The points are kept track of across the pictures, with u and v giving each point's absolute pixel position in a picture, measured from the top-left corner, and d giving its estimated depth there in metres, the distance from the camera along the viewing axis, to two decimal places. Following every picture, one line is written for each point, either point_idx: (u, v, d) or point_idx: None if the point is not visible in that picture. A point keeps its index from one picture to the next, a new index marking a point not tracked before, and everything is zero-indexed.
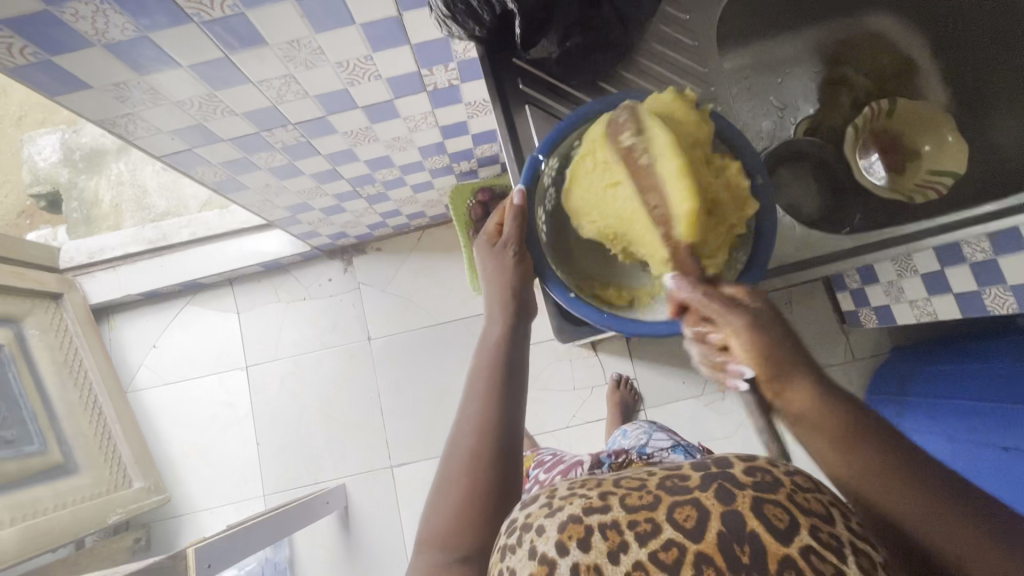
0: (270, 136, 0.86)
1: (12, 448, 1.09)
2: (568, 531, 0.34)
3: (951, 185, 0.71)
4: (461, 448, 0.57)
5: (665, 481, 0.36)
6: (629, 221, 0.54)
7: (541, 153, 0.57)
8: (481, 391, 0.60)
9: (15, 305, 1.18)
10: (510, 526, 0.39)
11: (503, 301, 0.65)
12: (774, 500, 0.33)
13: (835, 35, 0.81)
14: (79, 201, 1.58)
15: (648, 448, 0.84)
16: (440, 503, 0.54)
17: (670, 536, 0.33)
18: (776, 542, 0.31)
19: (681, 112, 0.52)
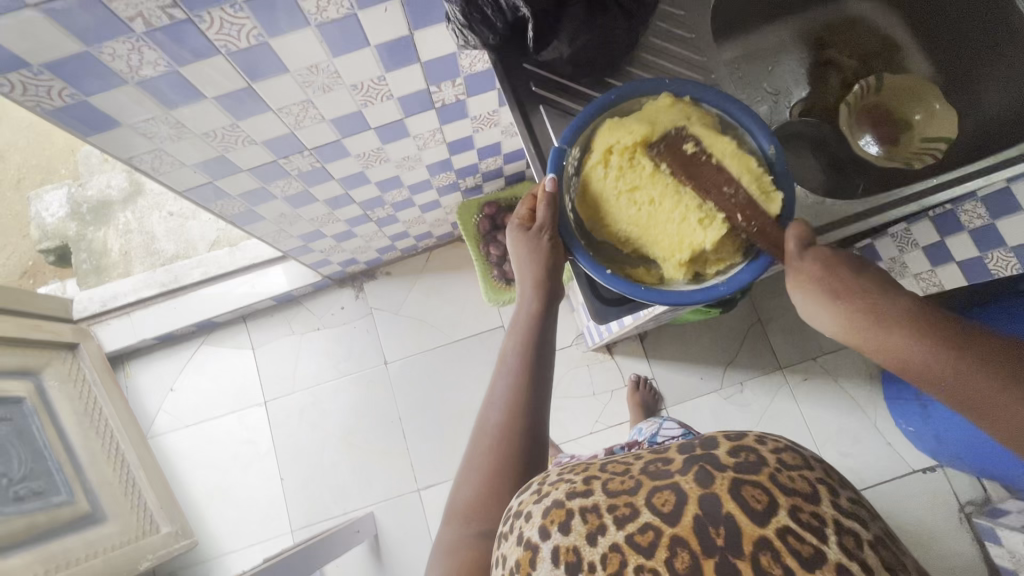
0: (286, 163, 0.89)
1: (40, 499, 1.07)
2: (552, 516, 0.42)
3: (947, 149, 0.75)
4: (489, 424, 0.63)
5: (649, 469, 0.44)
6: (646, 225, 0.60)
7: (565, 141, 0.60)
8: (511, 385, 0.65)
9: (36, 357, 1.18)
10: (506, 516, 0.47)
11: (534, 289, 0.68)
12: (752, 483, 0.40)
13: (818, 22, 0.86)
14: (88, 252, 1.59)
15: (660, 437, 0.89)
16: (469, 470, 0.61)
17: (648, 520, 0.40)
18: (752, 522, 0.38)
19: (688, 113, 0.59)
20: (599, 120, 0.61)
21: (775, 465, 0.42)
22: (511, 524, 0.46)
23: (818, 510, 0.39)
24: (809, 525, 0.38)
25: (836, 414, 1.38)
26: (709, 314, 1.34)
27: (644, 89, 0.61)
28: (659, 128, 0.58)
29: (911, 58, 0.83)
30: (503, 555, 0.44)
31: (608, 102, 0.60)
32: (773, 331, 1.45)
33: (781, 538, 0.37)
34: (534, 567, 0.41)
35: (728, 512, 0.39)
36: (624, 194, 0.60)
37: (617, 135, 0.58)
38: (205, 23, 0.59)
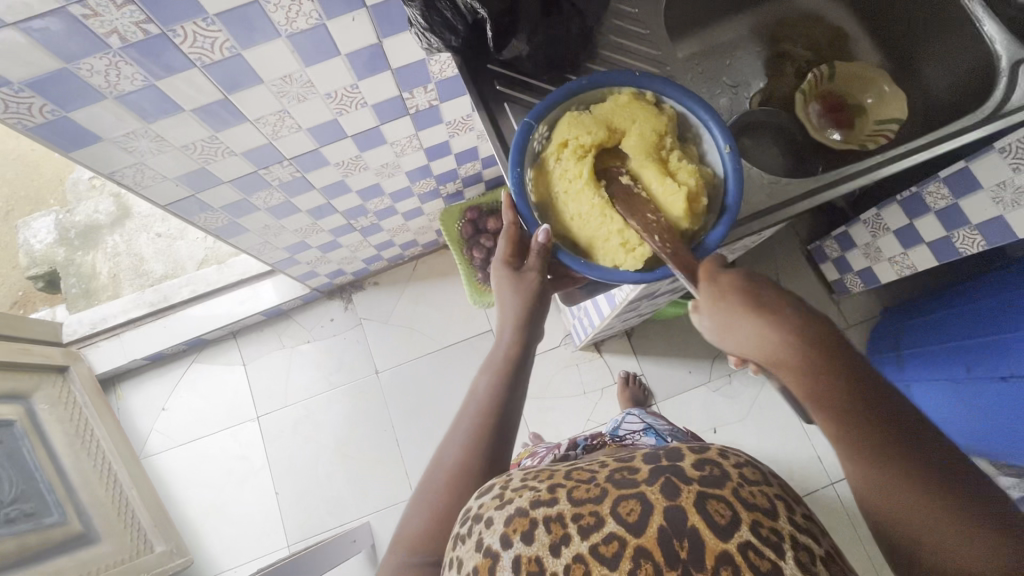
0: (267, 173, 0.91)
1: (32, 521, 1.07)
2: (515, 524, 0.40)
3: (897, 129, 0.79)
4: (448, 461, 0.60)
5: (615, 477, 0.43)
6: (584, 222, 0.61)
7: (531, 118, 0.60)
8: (478, 419, 0.63)
9: (28, 380, 1.19)
10: (466, 516, 0.46)
11: (514, 327, 0.68)
12: (717, 496, 0.39)
13: (772, 16, 0.89)
14: (77, 276, 1.60)
15: (622, 432, 0.92)
16: (422, 504, 0.57)
17: (612, 529, 0.38)
18: (716, 537, 0.37)
19: (638, 112, 0.61)
20: (561, 110, 0.62)
21: (738, 480, 0.42)
22: (471, 527, 0.44)
23: (776, 525, 0.38)
24: (767, 539, 0.37)
25: None
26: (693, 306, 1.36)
27: (606, 82, 0.62)
28: (613, 128, 0.61)
29: (860, 46, 0.88)
30: (459, 559, 0.42)
31: (573, 90, 0.61)
32: None
33: (742, 553, 0.36)
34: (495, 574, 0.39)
35: (692, 525, 0.38)
36: (575, 185, 0.61)
37: (573, 127, 0.61)
38: (179, 37, 0.62)
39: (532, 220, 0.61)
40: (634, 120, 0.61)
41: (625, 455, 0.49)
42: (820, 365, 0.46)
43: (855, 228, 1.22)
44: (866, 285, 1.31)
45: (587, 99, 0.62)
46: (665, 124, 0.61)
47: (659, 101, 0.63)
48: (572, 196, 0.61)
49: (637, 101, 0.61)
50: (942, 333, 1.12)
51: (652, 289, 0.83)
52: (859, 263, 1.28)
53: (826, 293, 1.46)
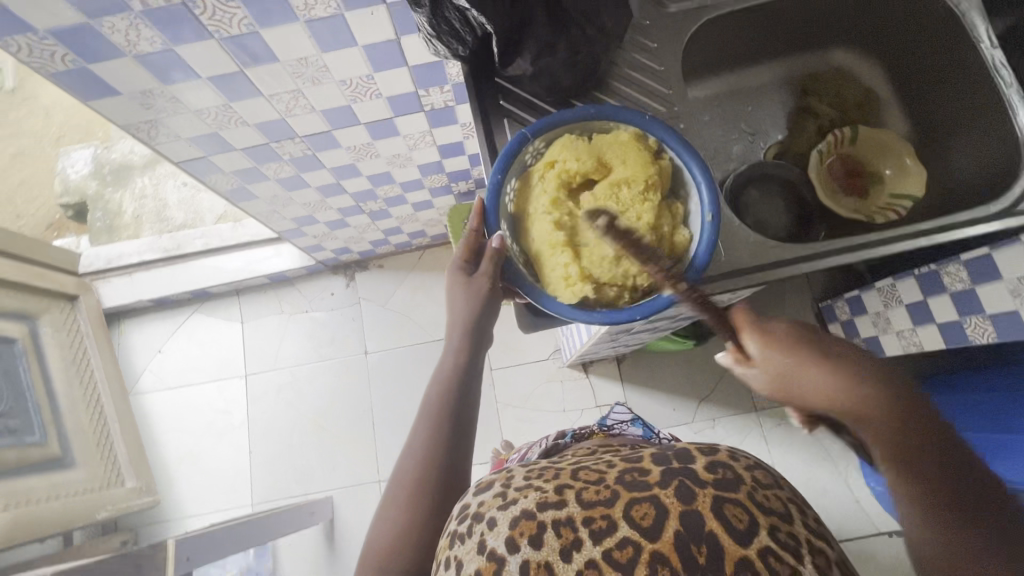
0: (279, 147, 0.93)
1: (13, 437, 1.12)
2: (522, 527, 0.41)
3: (911, 207, 0.77)
4: (408, 471, 0.62)
5: (626, 479, 0.43)
6: (546, 240, 0.61)
7: (528, 129, 0.60)
8: (432, 429, 0.64)
9: (34, 303, 1.26)
10: (462, 512, 0.46)
11: (462, 332, 0.69)
12: (734, 501, 0.39)
13: (805, 68, 0.87)
14: (104, 211, 1.66)
15: (611, 420, 0.92)
16: (385, 520, 0.59)
17: (626, 535, 0.39)
18: (734, 541, 0.38)
19: (636, 154, 0.60)
20: (557, 130, 0.61)
21: (752, 483, 0.42)
22: (470, 526, 0.44)
23: (792, 529, 0.39)
24: (785, 543, 0.38)
25: (806, 463, 1.36)
26: (685, 344, 1.34)
27: (615, 114, 0.61)
28: (604, 162, 0.61)
29: (890, 113, 0.85)
30: (456, 558, 0.42)
31: (577, 114, 0.61)
32: None
33: (761, 559, 0.37)
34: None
35: (710, 530, 0.38)
36: (551, 204, 0.61)
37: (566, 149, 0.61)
38: (198, 8, 0.63)
39: (493, 218, 0.60)
40: (629, 158, 0.60)
41: (633, 452, 0.49)
42: (881, 408, 0.49)
43: (867, 295, 1.17)
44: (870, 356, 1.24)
45: (590, 126, 0.62)
46: (658, 174, 0.60)
47: (660, 149, 0.61)
48: (545, 213, 0.61)
49: (638, 143, 0.60)
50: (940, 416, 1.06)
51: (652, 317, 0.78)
52: (868, 331, 1.20)
53: None
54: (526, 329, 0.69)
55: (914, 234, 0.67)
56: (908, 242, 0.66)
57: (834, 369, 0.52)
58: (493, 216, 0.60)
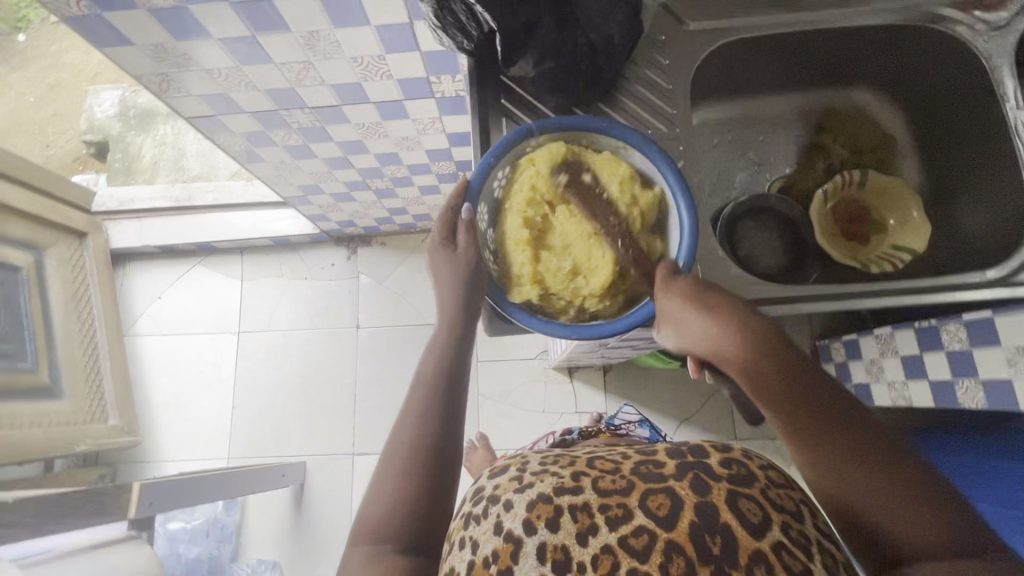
0: (288, 115, 0.94)
1: (6, 361, 1.19)
2: (539, 510, 0.39)
3: (908, 261, 0.75)
4: (403, 436, 0.54)
5: (641, 469, 0.41)
6: (513, 231, 0.61)
7: (534, 123, 0.59)
8: (424, 390, 0.56)
9: (43, 233, 1.30)
10: (476, 495, 0.43)
11: (456, 292, 0.61)
12: (748, 497, 0.39)
13: (824, 104, 0.87)
14: (124, 152, 1.69)
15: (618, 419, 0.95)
16: (378, 494, 0.51)
17: (642, 523, 0.37)
18: (749, 534, 0.37)
19: (627, 185, 0.60)
20: (558, 134, 0.61)
21: (765, 481, 0.41)
22: (486, 508, 0.41)
23: (803, 529, 0.39)
24: (797, 541, 0.37)
25: None
26: (671, 364, 1.33)
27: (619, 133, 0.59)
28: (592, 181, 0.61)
29: (904, 163, 0.85)
30: (473, 539, 0.40)
31: (583, 122, 0.60)
32: None
33: (775, 553, 0.36)
34: (516, 561, 0.37)
35: (724, 523, 0.37)
36: (528, 203, 0.60)
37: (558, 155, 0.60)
38: None
39: (472, 198, 0.59)
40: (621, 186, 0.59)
41: (647, 445, 0.47)
42: (768, 350, 0.50)
43: (864, 340, 1.12)
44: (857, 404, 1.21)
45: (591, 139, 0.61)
46: (641, 209, 0.60)
47: (653, 183, 0.61)
48: (522, 207, 0.60)
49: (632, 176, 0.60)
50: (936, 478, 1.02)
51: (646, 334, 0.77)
52: (860, 376, 1.16)
53: None
54: (492, 330, 0.69)
55: (916, 289, 0.66)
56: (906, 294, 0.66)
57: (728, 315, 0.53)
58: (473, 197, 0.59)
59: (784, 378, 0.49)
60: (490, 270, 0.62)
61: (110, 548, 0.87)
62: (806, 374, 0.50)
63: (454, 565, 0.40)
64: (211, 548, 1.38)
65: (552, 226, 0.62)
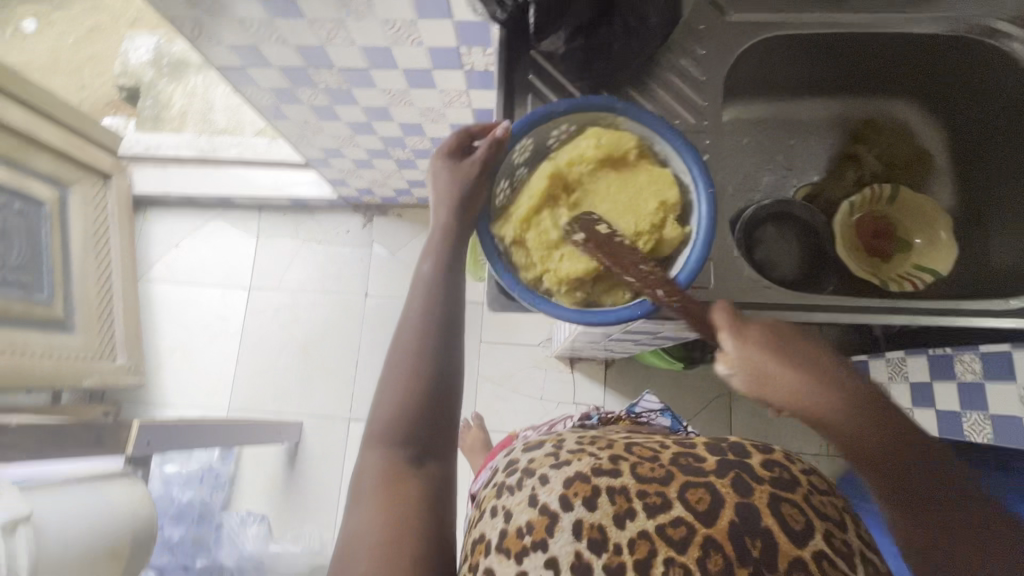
0: (315, 74, 0.94)
1: (22, 291, 1.22)
2: (576, 488, 0.44)
3: (929, 282, 0.74)
4: (400, 362, 0.55)
5: (680, 461, 0.46)
6: (547, 172, 0.56)
7: (621, 101, 0.54)
8: (419, 317, 0.56)
9: (69, 170, 1.32)
10: (513, 468, 0.49)
11: (449, 216, 0.57)
12: (791, 501, 0.43)
13: (861, 113, 0.85)
14: (154, 100, 1.70)
15: (637, 408, 0.87)
16: (381, 413, 0.54)
17: (680, 514, 0.42)
18: (793, 540, 0.41)
19: (657, 213, 0.54)
20: (635, 129, 0.56)
21: (808, 487, 0.45)
22: (521, 480, 0.47)
23: (846, 538, 0.43)
24: (839, 549, 0.42)
25: None
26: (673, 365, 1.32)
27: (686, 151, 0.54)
28: (632, 189, 0.56)
29: (939, 183, 0.83)
30: (506, 508, 0.45)
31: (658, 127, 0.55)
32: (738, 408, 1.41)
33: (816, 561, 0.40)
34: (551, 533, 0.42)
35: (767, 526, 0.41)
36: (571, 163, 0.56)
37: (621, 146, 0.56)
38: None
39: (528, 123, 0.55)
40: (661, 206, 0.54)
41: (686, 440, 0.53)
42: (855, 416, 0.47)
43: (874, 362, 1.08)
44: None
45: (659, 151, 0.57)
46: (656, 238, 0.54)
47: (684, 220, 0.55)
48: (569, 164, 0.56)
49: (669, 209, 0.54)
50: None
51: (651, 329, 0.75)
52: None
53: None
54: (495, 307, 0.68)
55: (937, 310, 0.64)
56: (927, 314, 0.63)
57: (812, 379, 0.47)
58: (528, 124, 0.55)
59: (874, 445, 0.46)
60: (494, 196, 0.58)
61: (104, 481, 0.89)
62: (897, 436, 0.47)
63: (486, 531, 0.46)
64: (203, 494, 1.40)
65: (570, 198, 0.57)
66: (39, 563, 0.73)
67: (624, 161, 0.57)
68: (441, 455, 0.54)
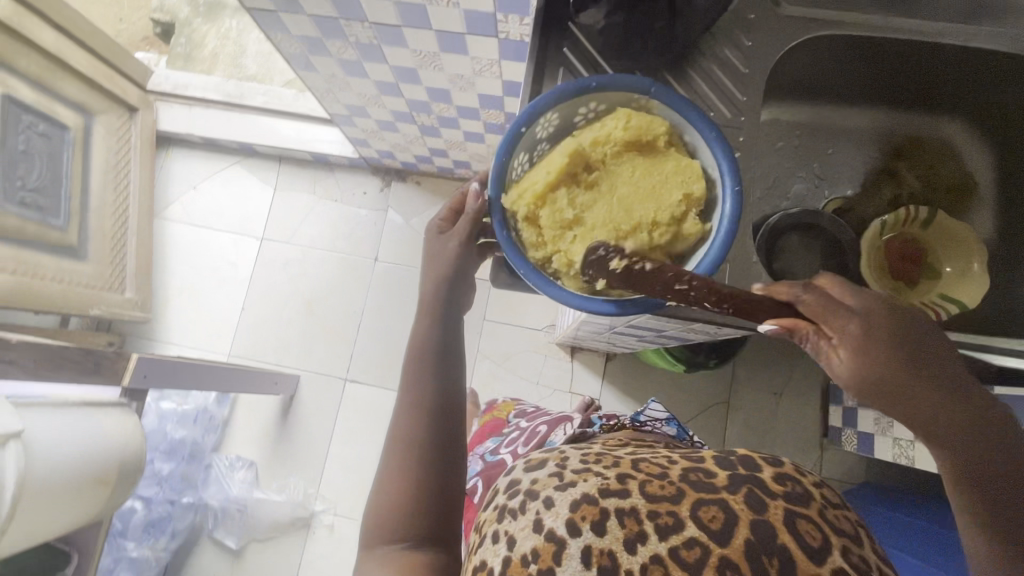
0: (347, 27, 0.91)
1: (38, 214, 1.22)
2: (583, 511, 0.43)
3: (951, 313, 0.71)
4: (400, 433, 0.58)
5: (689, 478, 0.45)
6: (572, 147, 0.53)
7: (657, 84, 0.52)
8: (414, 380, 0.60)
9: (96, 99, 1.33)
10: (513, 490, 0.49)
11: (442, 279, 0.63)
12: (805, 518, 0.42)
13: (907, 129, 0.81)
14: (187, 39, 1.68)
15: (641, 417, 0.82)
16: (384, 484, 0.56)
17: (692, 534, 0.41)
18: (809, 560, 0.40)
19: (679, 210, 0.52)
20: (666, 115, 0.54)
21: (822, 502, 0.45)
22: (524, 503, 0.46)
23: (863, 554, 0.42)
24: (857, 566, 0.41)
25: None
26: (674, 367, 1.30)
27: (715, 141, 0.51)
28: (656, 177, 0.53)
29: (979, 214, 0.80)
30: (509, 534, 0.45)
31: (692, 116, 0.52)
32: (735, 418, 1.39)
33: None
34: (559, 562, 0.41)
35: (783, 545, 0.41)
36: (597, 142, 0.53)
37: (651, 130, 0.53)
38: None
39: (557, 96, 0.52)
40: (684, 198, 0.52)
41: (692, 453, 0.52)
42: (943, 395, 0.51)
43: None
44: (857, 450, 1.16)
45: (690, 141, 0.54)
46: (674, 232, 0.53)
47: (706, 215, 0.53)
48: (595, 142, 0.53)
49: (691, 203, 0.52)
50: (929, 550, 0.99)
51: (654, 326, 0.74)
52: (867, 426, 1.13)
53: (819, 435, 1.36)
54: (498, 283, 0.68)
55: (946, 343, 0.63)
56: None
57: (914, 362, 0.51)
58: (556, 97, 0.52)
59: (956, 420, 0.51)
60: (513, 170, 0.54)
61: (99, 408, 0.90)
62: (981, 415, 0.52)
63: (487, 558, 0.45)
64: (195, 434, 1.42)
65: (588, 178, 0.54)
66: (26, 476, 0.75)
67: (652, 147, 0.54)
68: (449, 530, 0.55)
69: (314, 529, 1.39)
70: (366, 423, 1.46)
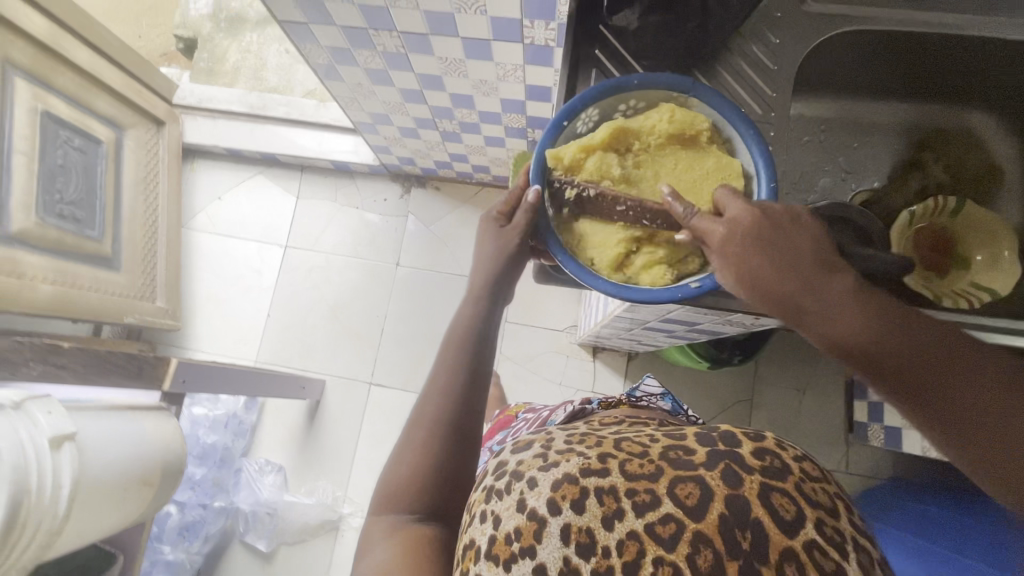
0: (375, 36, 0.94)
1: (76, 225, 1.24)
2: (564, 491, 0.39)
3: (985, 301, 0.72)
4: (424, 417, 0.59)
5: (669, 454, 0.41)
6: (615, 136, 0.55)
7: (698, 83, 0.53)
8: (445, 367, 0.62)
9: (127, 115, 1.38)
10: (501, 469, 0.44)
11: (485, 275, 0.64)
12: (780, 490, 0.37)
13: (933, 120, 0.82)
14: (209, 53, 1.73)
15: (637, 392, 0.78)
16: (402, 463, 0.58)
17: (668, 511, 0.37)
18: (777, 531, 0.36)
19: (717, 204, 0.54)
20: (706, 111, 0.55)
21: (799, 474, 0.39)
22: (509, 484, 0.42)
23: (838, 525, 0.37)
24: (831, 539, 0.36)
25: None
26: (696, 364, 1.30)
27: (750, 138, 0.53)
28: (696, 171, 0.55)
29: (1006, 199, 0.80)
30: (494, 513, 0.41)
31: (729, 112, 0.54)
32: (758, 415, 1.39)
33: (807, 551, 0.35)
34: (539, 540, 0.38)
35: (756, 517, 0.36)
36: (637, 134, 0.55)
37: (693, 125, 0.55)
38: None
39: (602, 92, 0.54)
40: None
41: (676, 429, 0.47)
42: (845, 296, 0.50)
43: None
44: (883, 444, 1.16)
45: (729, 138, 0.55)
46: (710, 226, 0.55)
47: None
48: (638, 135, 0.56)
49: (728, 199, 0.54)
50: (959, 544, 0.98)
51: (689, 319, 0.76)
52: (892, 419, 1.12)
53: (843, 430, 1.35)
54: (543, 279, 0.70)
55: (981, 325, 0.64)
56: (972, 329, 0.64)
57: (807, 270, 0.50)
58: (601, 91, 0.54)
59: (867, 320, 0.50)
60: None
61: (140, 411, 0.93)
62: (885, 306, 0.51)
63: (475, 537, 0.42)
64: (226, 439, 1.43)
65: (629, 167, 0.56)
66: (81, 476, 0.77)
67: (693, 141, 0.55)
68: (455, 512, 0.55)
69: (342, 532, 1.41)
70: (391, 426, 1.48)
